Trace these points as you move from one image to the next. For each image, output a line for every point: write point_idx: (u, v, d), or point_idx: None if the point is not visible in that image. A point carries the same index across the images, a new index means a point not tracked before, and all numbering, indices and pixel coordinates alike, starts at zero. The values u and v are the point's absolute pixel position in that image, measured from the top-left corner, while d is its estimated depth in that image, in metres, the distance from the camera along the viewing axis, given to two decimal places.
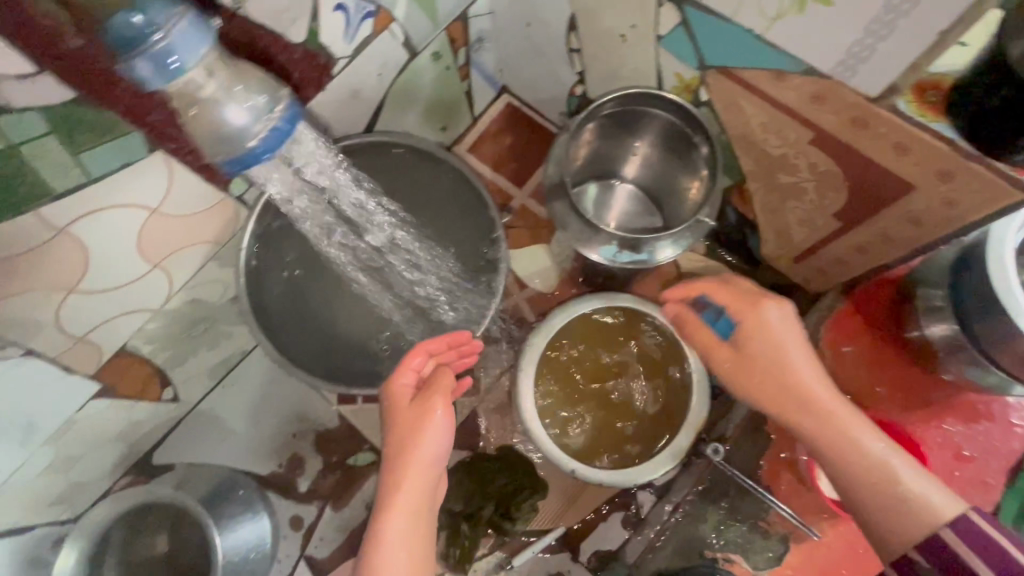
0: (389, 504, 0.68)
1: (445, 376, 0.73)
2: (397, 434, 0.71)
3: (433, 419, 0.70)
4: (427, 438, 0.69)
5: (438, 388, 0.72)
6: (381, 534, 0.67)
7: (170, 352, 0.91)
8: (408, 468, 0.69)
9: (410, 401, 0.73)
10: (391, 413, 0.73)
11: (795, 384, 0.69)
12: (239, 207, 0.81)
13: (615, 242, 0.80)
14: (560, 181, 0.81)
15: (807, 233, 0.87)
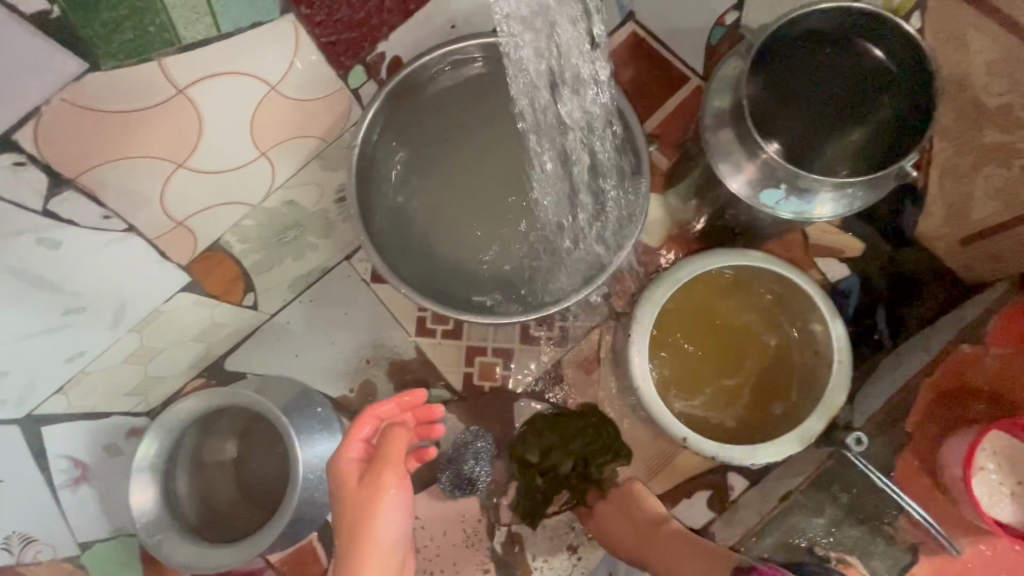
0: None
1: (396, 444, 0.62)
2: (341, 502, 0.61)
3: (379, 498, 0.60)
4: (377, 516, 0.59)
5: (388, 462, 0.61)
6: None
7: (259, 256, 0.86)
8: (363, 552, 0.58)
9: (358, 480, 0.62)
10: (336, 507, 0.61)
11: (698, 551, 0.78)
12: (353, 104, 0.73)
13: (781, 187, 0.70)
14: (730, 108, 0.69)
15: (995, 208, 0.75)
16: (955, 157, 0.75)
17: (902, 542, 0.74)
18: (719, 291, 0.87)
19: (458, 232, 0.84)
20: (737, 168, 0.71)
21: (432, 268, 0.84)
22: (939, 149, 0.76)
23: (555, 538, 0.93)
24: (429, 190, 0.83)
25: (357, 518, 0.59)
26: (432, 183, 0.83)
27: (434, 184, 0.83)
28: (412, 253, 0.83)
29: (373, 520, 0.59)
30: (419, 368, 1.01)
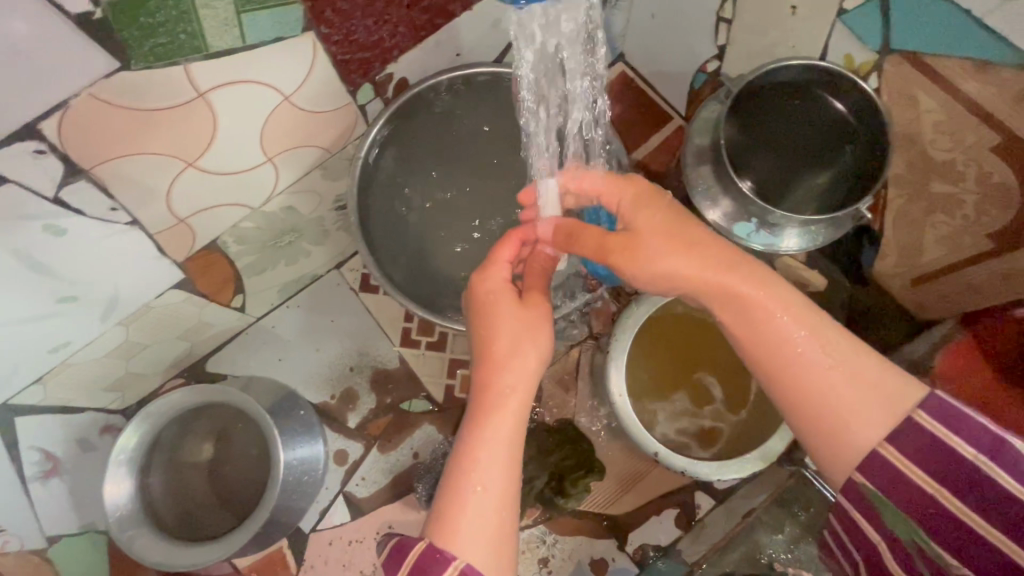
0: (491, 407, 0.57)
1: (540, 280, 0.66)
2: (480, 322, 0.63)
3: (539, 317, 0.62)
4: (529, 341, 0.61)
5: (539, 292, 0.64)
6: (475, 442, 0.55)
7: (253, 258, 0.88)
8: (500, 359, 0.59)
9: (506, 296, 0.63)
10: (481, 308, 0.63)
11: (764, 324, 0.55)
12: (360, 118, 0.77)
13: (753, 221, 0.78)
14: (712, 146, 0.77)
15: (942, 253, 0.82)
16: (905, 207, 0.81)
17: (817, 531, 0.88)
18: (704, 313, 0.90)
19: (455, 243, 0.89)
20: (711, 206, 0.79)
21: (416, 277, 0.88)
22: (892, 197, 0.82)
23: (527, 552, 0.95)
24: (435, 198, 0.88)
25: (511, 333, 0.61)
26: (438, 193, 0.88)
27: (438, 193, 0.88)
28: (408, 259, 0.88)
29: (527, 341, 0.61)
30: (401, 378, 1.04)
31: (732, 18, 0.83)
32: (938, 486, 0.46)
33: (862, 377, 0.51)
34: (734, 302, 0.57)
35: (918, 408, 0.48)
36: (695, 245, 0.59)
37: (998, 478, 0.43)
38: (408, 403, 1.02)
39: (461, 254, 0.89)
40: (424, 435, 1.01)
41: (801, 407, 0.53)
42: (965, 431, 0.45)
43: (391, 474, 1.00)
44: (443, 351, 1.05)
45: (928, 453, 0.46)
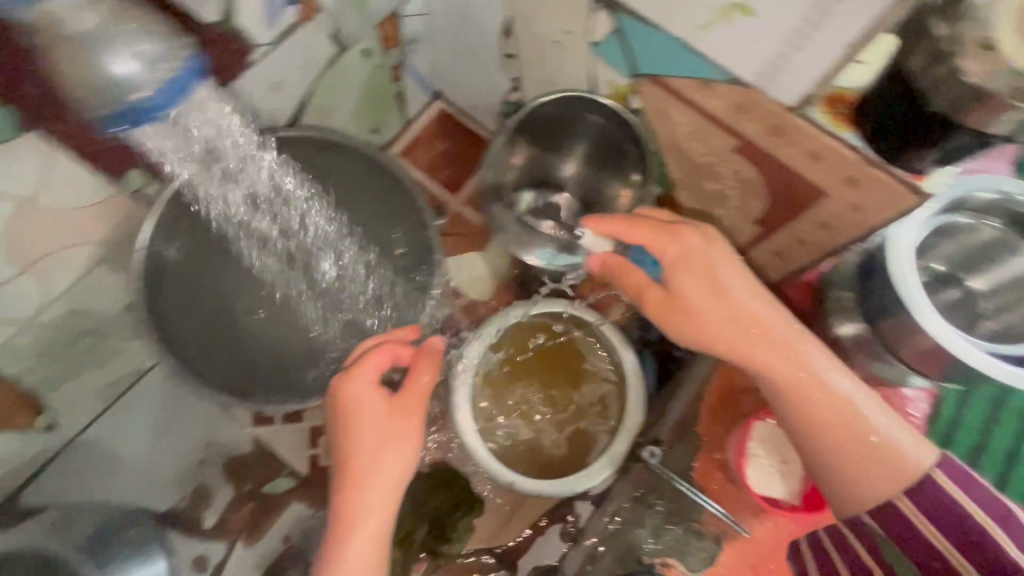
0: (364, 490, 0.68)
1: (417, 383, 0.72)
2: (344, 431, 0.70)
3: (408, 428, 0.70)
4: (397, 445, 0.69)
5: (409, 399, 0.71)
6: (350, 507, 0.67)
7: (44, 373, 0.79)
8: (358, 475, 0.68)
9: (379, 406, 0.70)
10: (349, 418, 0.69)
11: (780, 376, 0.65)
12: (137, 206, 0.73)
13: (549, 247, 0.87)
14: (495, 185, 0.89)
15: (730, 240, 0.91)
16: (692, 205, 0.90)
17: (710, 535, 0.84)
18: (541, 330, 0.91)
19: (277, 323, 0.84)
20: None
21: (240, 371, 0.81)
22: (681, 197, 0.91)
23: None
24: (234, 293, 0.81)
25: (379, 440, 0.69)
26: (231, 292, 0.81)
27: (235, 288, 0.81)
28: (227, 355, 0.81)
29: (385, 453, 0.69)
30: (259, 460, 0.97)
31: (514, 53, 0.91)
32: (950, 544, 0.63)
33: (851, 415, 0.65)
34: (750, 357, 0.64)
35: (934, 469, 0.66)
36: (727, 293, 0.64)
37: (998, 537, 0.61)
38: (272, 484, 0.97)
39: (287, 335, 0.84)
40: (293, 515, 0.96)
41: (830, 445, 0.66)
42: (962, 485, 0.67)
43: (262, 566, 0.93)
44: (300, 422, 0.99)
45: (945, 509, 0.65)
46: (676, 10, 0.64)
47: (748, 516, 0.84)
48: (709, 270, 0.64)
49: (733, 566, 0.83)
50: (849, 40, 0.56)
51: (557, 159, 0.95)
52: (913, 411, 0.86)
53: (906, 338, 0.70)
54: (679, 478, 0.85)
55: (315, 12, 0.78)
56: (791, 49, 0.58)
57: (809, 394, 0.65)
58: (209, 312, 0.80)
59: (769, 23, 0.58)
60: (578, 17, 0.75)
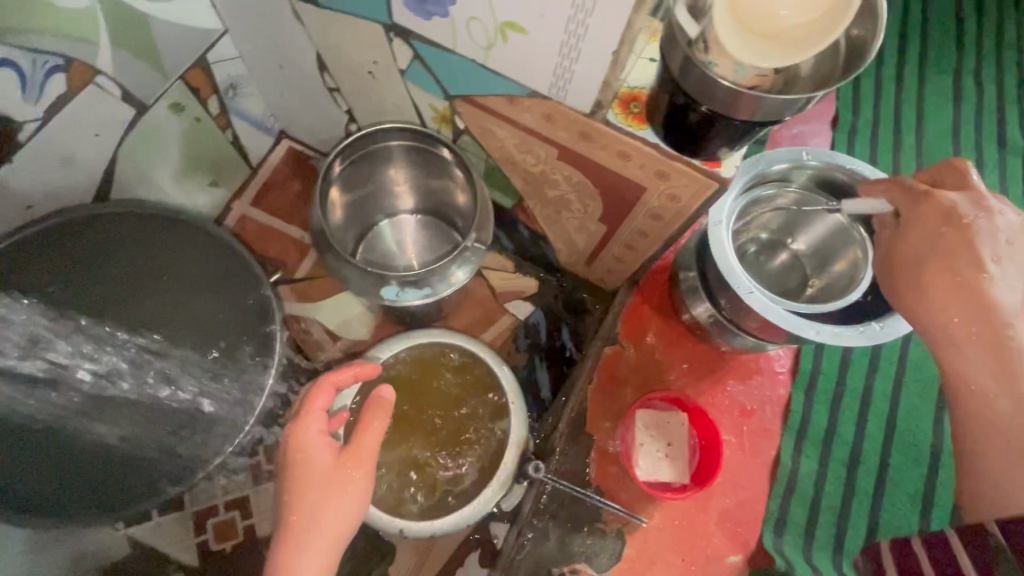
0: (293, 548, 0.60)
1: (370, 435, 0.64)
2: (289, 484, 0.62)
3: (349, 483, 0.62)
4: (343, 500, 0.62)
5: (359, 450, 0.64)
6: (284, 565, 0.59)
7: None
8: (299, 520, 0.61)
9: (327, 460, 0.63)
10: (297, 468, 0.62)
11: (993, 335, 0.54)
12: None
13: (395, 282, 0.77)
14: (321, 231, 0.77)
15: (587, 240, 0.92)
16: (543, 211, 0.91)
17: (612, 532, 0.85)
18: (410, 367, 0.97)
19: (117, 430, 0.73)
20: (367, 291, 0.78)
21: (69, 488, 0.71)
22: (532, 206, 0.91)
23: None
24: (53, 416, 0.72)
25: (323, 496, 0.61)
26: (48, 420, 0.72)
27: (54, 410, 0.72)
28: (62, 484, 0.71)
29: (325, 508, 0.61)
30: (139, 562, 0.89)
31: (337, 86, 0.88)
32: None
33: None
34: (938, 318, 0.57)
35: None
36: (953, 245, 0.57)
37: None
38: None
39: (127, 443, 0.73)
40: None
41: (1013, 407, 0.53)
42: None
43: None
44: (179, 510, 0.92)
45: None
46: (460, 33, 0.63)
47: (643, 505, 0.86)
48: (938, 233, 0.57)
49: (638, 557, 0.84)
50: (609, 48, 0.56)
51: (387, 185, 0.93)
52: (778, 369, 0.93)
53: (741, 310, 0.75)
54: (573, 485, 0.87)
55: (92, 75, 0.73)
56: (568, 59, 0.59)
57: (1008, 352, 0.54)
58: (28, 450, 0.71)
59: (541, 38, 0.58)
60: (380, 48, 0.73)
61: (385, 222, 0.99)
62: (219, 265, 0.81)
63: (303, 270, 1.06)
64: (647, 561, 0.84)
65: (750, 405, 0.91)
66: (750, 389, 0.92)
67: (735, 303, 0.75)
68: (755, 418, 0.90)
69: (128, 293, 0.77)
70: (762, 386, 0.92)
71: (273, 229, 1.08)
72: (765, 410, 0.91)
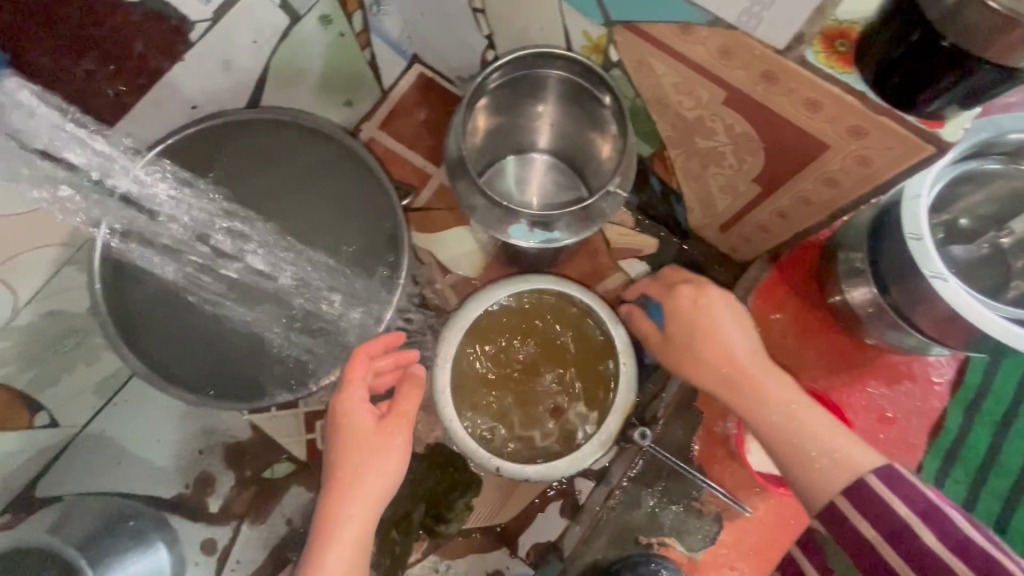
0: (333, 509, 0.63)
1: (408, 406, 0.68)
2: (334, 443, 0.66)
3: (390, 450, 0.65)
4: (382, 465, 0.65)
5: (400, 421, 0.67)
6: (327, 514, 0.63)
7: (34, 374, 0.80)
8: (340, 481, 0.63)
9: (369, 425, 0.66)
10: (340, 430, 0.66)
11: (756, 397, 0.65)
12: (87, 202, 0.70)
13: (525, 220, 0.74)
14: (459, 156, 0.75)
15: (729, 202, 0.83)
16: (685, 163, 0.82)
17: (710, 514, 0.82)
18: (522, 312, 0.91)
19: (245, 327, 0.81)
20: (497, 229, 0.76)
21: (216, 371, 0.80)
22: (673, 155, 0.83)
23: None
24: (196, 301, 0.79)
25: (365, 459, 0.64)
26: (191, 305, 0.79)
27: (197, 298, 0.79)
28: (195, 364, 0.79)
29: (365, 471, 0.64)
30: (257, 448, 0.98)
31: (483, 7, 0.82)
32: (877, 534, 0.53)
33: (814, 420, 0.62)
34: (754, 390, 0.65)
35: (870, 473, 0.55)
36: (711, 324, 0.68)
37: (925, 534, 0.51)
38: (270, 469, 0.98)
39: (253, 341, 0.81)
40: (294, 498, 0.97)
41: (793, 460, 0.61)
42: (902, 493, 0.53)
43: (267, 546, 0.95)
44: (294, 408, 0.99)
45: (877, 513, 0.53)
46: None
47: (750, 495, 0.81)
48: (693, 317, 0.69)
49: (735, 544, 0.81)
50: None
51: (526, 117, 0.88)
52: (936, 379, 0.81)
53: (921, 302, 0.65)
54: (678, 460, 0.83)
55: None
56: None
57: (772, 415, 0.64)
58: (183, 336, 0.79)
59: None
60: None
61: (513, 156, 0.95)
62: (357, 195, 0.84)
63: (422, 200, 1.07)
64: (743, 549, 0.81)
65: (893, 412, 0.80)
66: (896, 394, 0.81)
67: (918, 293, 0.64)
68: (897, 427, 0.80)
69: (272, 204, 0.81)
70: (912, 393, 0.81)
71: (399, 156, 1.08)
72: (911, 420, 0.80)
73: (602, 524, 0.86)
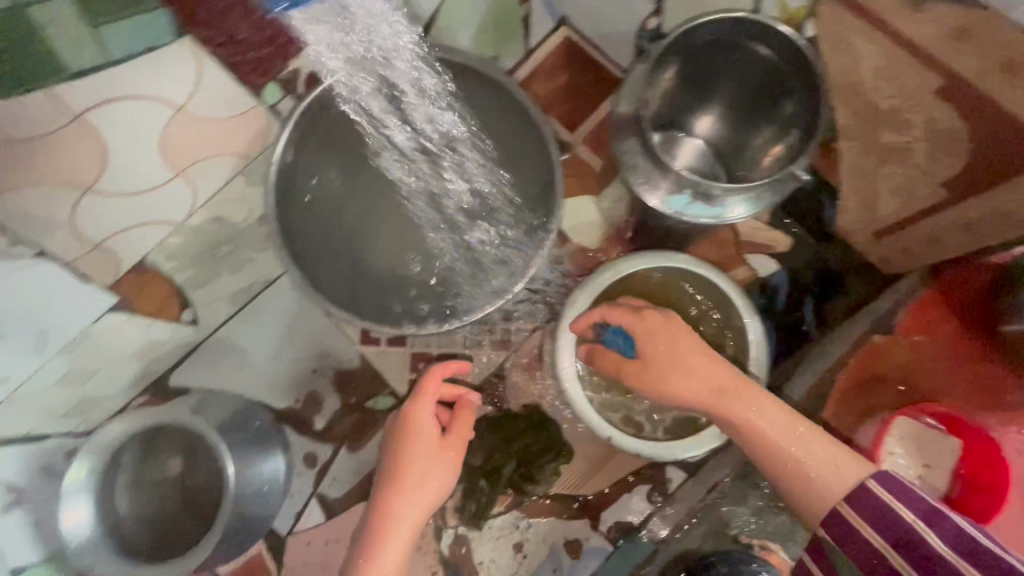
0: (389, 510, 0.69)
1: (466, 428, 0.76)
2: (395, 448, 0.73)
3: (447, 463, 0.73)
4: (439, 475, 0.72)
5: (458, 438, 0.75)
6: (382, 512, 0.69)
7: (191, 273, 0.87)
8: (399, 483, 0.70)
9: (431, 436, 0.73)
10: (404, 438, 0.73)
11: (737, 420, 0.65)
12: (272, 118, 0.74)
13: (687, 192, 0.72)
14: (634, 116, 0.72)
15: (899, 205, 0.78)
16: (858, 157, 0.77)
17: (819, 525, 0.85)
18: (653, 291, 0.88)
19: (363, 253, 0.80)
20: (652, 186, 0.73)
21: (354, 290, 0.80)
22: (845, 149, 0.77)
23: (501, 538, 0.95)
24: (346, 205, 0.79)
25: (427, 466, 0.71)
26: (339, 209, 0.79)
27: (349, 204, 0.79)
28: (314, 267, 0.78)
29: (427, 477, 0.71)
30: (364, 377, 1.03)
31: None
32: (885, 543, 0.50)
33: (801, 437, 0.62)
34: (729, 409, 0.65)
35: (870, 478, 0.55)
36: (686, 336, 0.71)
37: (928, 539, 0.48)
38: (373, 399, 1.02)
39: (386, 271, 0.81)
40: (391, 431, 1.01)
41: (782, 473, 0.61)
42: (905, 498, 0.51)
43: (361, 472, 0.99)
44: (402, 347, 1.03)
45: (877, 520, 0.51)
46: None
47: None
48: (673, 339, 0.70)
49: None
50: None
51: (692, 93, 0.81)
52: None
53: None
54: None
55: None
56: None
57: (763, 426, 0.64)
58: (328, 247, 0.79)
59: None
60: None
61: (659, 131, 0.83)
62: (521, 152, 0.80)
63: None
64: None
65: None
66: None
67: None
68: None
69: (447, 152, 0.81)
70: None
71: None
72: None
73: (703, 515, 0.91)
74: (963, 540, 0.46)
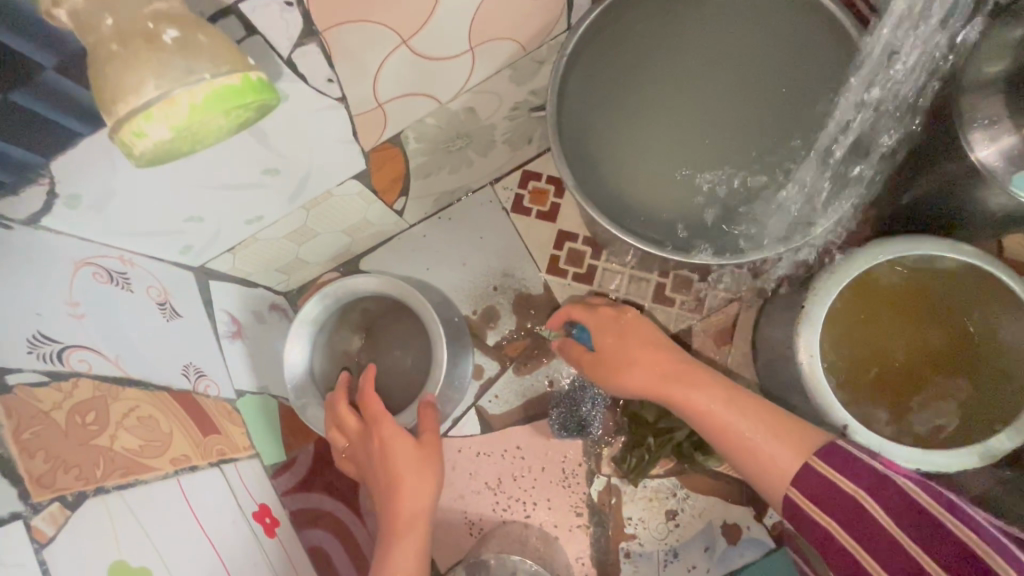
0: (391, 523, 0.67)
1: (432, 420, 0.75)
2: (382, 464, 0.71)
3: (432, 465, 0.71)
4: (427, 478, 0.70)
5: (433, 436, 0.73)
6: (388, 528, 0.68)
7: (424, 160, 0.87)
8: (397, 495, 0.69)
9: (407, 447, 0.71)
10: (382, 454, 0.71)
11: (686, 402, 0.67)
12: (562, 16, 0.70)
13: None
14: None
15: None
16: None
17: None
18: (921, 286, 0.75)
19: (616, 129, 0.74)
20: (990, 139, 0.67)
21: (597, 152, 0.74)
22: None
23: (654, 500, 0.91)
24: (679, 82, 0.73)
25: (413, 475, 0.70)
26: (682, 85, 0.73)
27: (691, 91, 0.73)
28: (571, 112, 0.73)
29: (421, 485, 0.69)
30: (543, 307, 1.01)
31: None
32: (846, 537, 0.53)
33: (759, 416, 0.62)
34: (674, 394, 0.68)
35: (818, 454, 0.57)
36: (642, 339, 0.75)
37: (875, 512, 0.52)
38: None
39: (641, 159, 0.75)
40: (561, 365, 0.97)
41: (741, 460, 0.62)
42: (849, 473, 0.54)
43: (524, 397, 0.97)
44: (589, 285, 1.01)
45: (829, 507, 0.54)
46: None
47: None
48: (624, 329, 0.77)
49: None
50: None
51: None
52: None
53: None
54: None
55: None
56: None
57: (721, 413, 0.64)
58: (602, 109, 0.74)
59: None
60: None
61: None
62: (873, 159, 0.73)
63: None
64: None
65: None
66: None
67: None
68: None
69: (811, 111, 0.70)
70: None
71: None
72: None
73: None
74: (907, 511, 0.51)
